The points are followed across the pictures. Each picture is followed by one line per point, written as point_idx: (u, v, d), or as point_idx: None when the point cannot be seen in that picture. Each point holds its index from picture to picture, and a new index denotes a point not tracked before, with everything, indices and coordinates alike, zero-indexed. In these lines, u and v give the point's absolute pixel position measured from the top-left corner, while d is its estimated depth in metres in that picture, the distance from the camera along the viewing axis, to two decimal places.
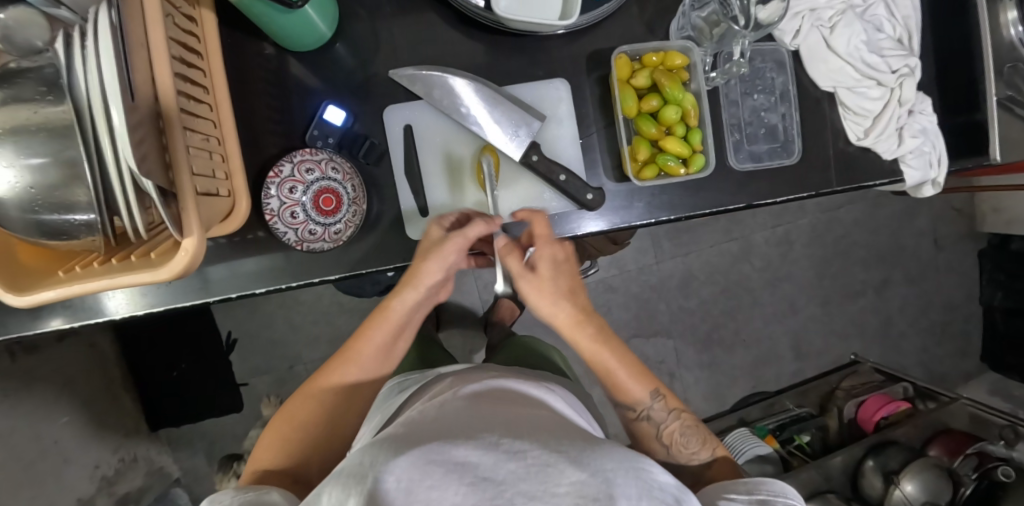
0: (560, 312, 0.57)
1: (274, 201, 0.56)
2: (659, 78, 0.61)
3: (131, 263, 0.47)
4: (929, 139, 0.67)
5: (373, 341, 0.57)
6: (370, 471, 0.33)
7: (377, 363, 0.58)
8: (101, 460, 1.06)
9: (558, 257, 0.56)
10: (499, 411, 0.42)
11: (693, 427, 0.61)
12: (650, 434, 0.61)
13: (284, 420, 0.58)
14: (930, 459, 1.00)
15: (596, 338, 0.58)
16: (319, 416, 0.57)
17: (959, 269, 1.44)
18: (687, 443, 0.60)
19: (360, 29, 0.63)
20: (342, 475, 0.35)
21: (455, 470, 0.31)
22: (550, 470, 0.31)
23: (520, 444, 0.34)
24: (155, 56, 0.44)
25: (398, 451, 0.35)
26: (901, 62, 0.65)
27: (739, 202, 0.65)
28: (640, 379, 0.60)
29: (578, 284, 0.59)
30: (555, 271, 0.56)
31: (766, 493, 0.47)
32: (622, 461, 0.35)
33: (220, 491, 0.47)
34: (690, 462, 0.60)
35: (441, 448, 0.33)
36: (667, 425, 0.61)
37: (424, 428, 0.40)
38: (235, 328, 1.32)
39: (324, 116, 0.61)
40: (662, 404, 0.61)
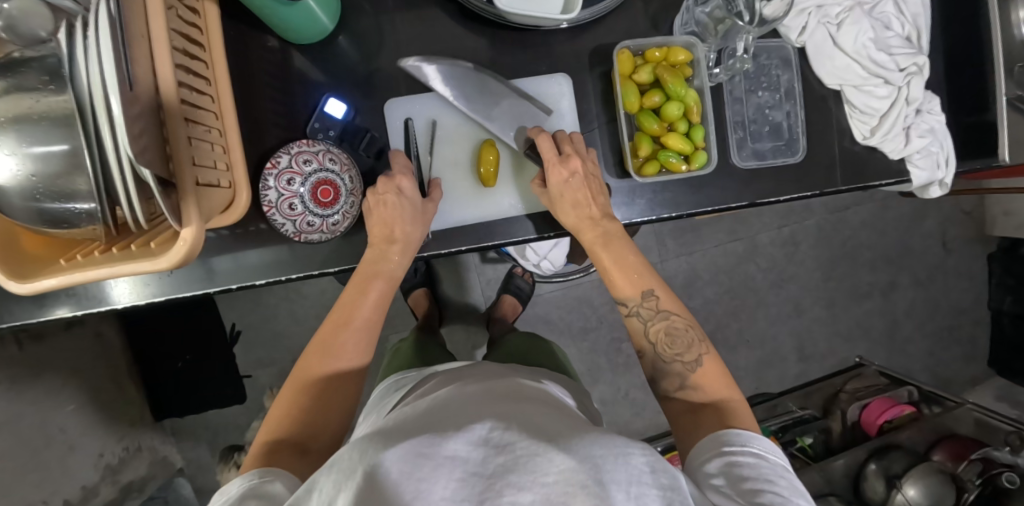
0: (569, 220, 0.59)
1: (273, 193, 0.56)
2: (662, 73, 0.60)
3: (132, 252, 0.47)
4: (937, 139, 0.66)
5: (361, 299, 0.59)
6: (360, 460, 0.34)
7: (372, 324, 0.59)
8: (106, 448, 1.07)
9: (564, 178, 0.57)
10: (494, 403, 0.42)
11: (684, 329, 0.57)
12: (637, 331, 0.59)
13: (286, 395, 0.56)
14: (934, 465, 0.98)
15: (601, 241, 0.59)
16: (322, 383, 0.55)
17: (968, 273, 1.42)
18: (673, 344, 0.57)
19: (363, 23, 0.63)
20: (336, 463, 0.36)
21: (444, 464, 0.32)
22: (537, 460, 0.31)
23: (508, 436, 0.34)
24: (155, 47, 0.44)
25: (389, 442, 0.35)
26: (909, 61, 0.64)
27: (742, 200, 0.64)
28: (636, 276, 0.59)
29: (591, 193, 0.59)
30: (563, 189, 0.58)
31: (758, 448, 0.46)
32: (612, 447, 0.34)
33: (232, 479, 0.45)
34: (675, 365, 0.56)
35: (431, 440, 0.34)
36: (655, 322, 0.58)
37: (415, 421, 0.40)
38: (239, 321, 1.33)
39: (325, 109, 0.60)
40: (654, 303, 0.58)
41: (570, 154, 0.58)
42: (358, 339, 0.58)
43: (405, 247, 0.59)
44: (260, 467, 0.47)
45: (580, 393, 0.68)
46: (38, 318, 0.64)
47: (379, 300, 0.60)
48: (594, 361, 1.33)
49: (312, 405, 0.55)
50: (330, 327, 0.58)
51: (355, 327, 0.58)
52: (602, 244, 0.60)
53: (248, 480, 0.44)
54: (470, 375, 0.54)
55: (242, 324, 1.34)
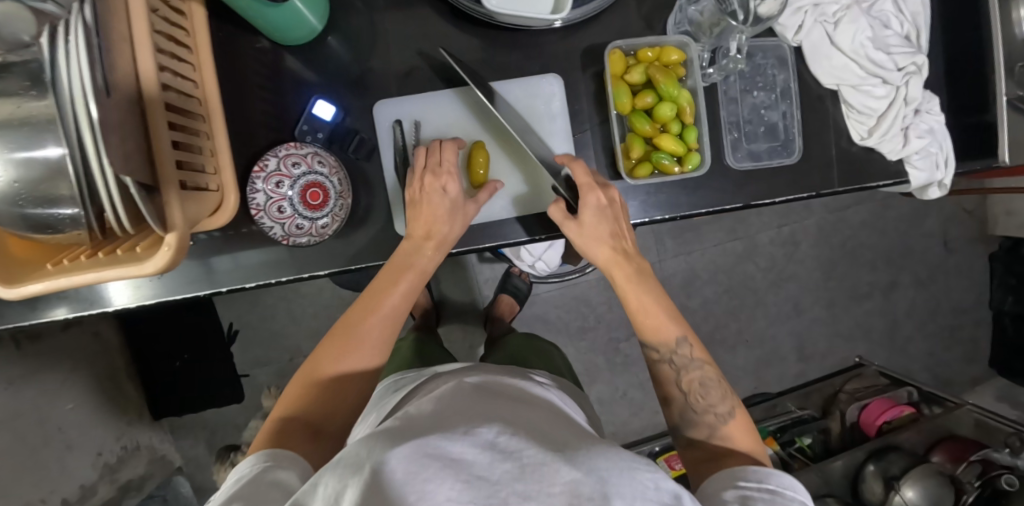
0: (600, 253, 0.57)
1: (261, 196, 0.55)
2: (654, 73, 0.59)
3: (117, 257, 0.47)
4: (936, 140, 0.65)
5: (393, 289, 0.56)
6: (367, 459, 0.32)
7: (398, 314, 0.57)
8: (104, 447, 1.07)
9: (602, 203, 0.57)
10: (498, 406, 0.41)
11: (716, 381, 0.54)
12: (668, 378, 0.55)
13: (302, 373, 0.54)
14: (931, 467, 0.98)
15: (635, 278, 0.56)
16: (340, 367, 0.53)
17: (969, 273, 1.41)
18: (706, 394, 0.54)
19: (353, 23, 0.62)
20: (340, 461, 0.34)
21: (450, 466, 0.30)
22: (546, 469, 0.31)
23: (515, 443, 0.33)
24: (137, 48, 0.43)
25: (395, 442, 0.33)
26: (908, 60, 0.63)
27: (736, 202, 0.64)
28: (672, 319, 0.55)
29: (624, 227, 0.59)
30: (599, 216, 0.57)
31: (777, 484, 0.43)
32: (617, 460, 0.34)
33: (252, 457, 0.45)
34: (706, 416, 0.53)
35: (438, 441, 0.32)
36: (689, 371, 0.55)
37: (420, 419, 0.39)
38: (236, 320, 1.33)
39: (313, 111, 0.60)
40: (689, 350, 0.55)
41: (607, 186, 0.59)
42: (382, 329, 0.55)
43: (439, 243, 0.58)
44: (270, 448, 0.46)
45: (579, 397, 0.67)
46: (29, 320, 0.64)
47: (408, 292, 0.57)
48: (591, 361, 1.33)
49: (327, 387, 0.53)
50: (358, 312, 0.56)
51: (381, 316, 0.56)
52: (636, 281, 0.57)
53: (257, 463, 0.44)
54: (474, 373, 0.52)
55: (240, 323, 1.34)
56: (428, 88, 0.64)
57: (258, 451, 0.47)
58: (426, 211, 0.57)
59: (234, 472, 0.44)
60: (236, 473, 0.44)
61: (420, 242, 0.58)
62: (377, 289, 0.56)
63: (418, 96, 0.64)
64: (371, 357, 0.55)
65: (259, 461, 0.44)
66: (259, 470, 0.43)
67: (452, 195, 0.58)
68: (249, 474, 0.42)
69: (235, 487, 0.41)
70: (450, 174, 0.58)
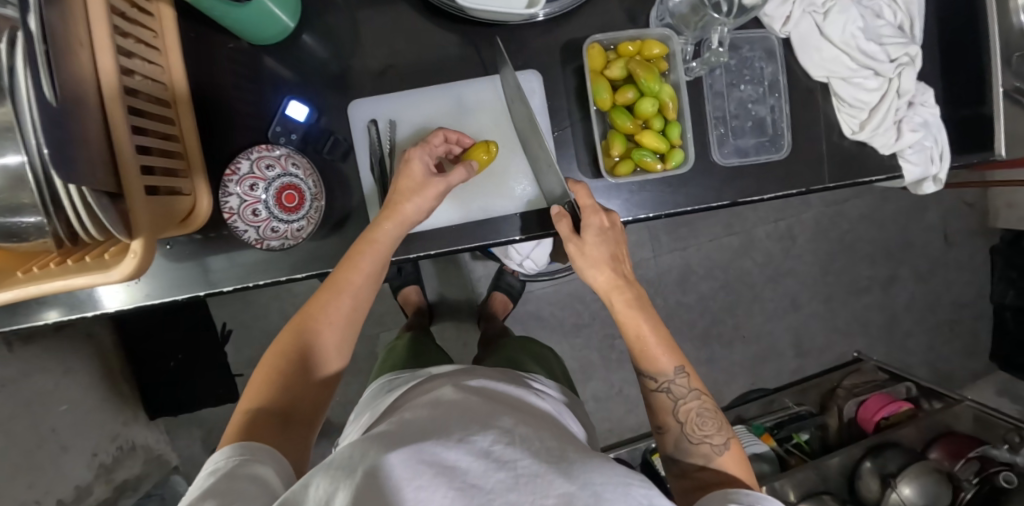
0: (601, 276, 0.56)
1: (234, 199, 0.54)
2: (634, 68, 0.57)
3: (86, 263, 0.46)
4: (930, 133, 0.63)
5: (358, 267, 0.54)
6: (361, 462, 0.30)
7: (360, 293, 0.55)
8: (99, 448, 1.06)
9: (604, 226, 0.56)
10: (495, 409, 0.39)
11: (712, 411, 0.53)
12: (665, 408, 0.54)
13: (267, 361, 0.52)
14: (929, 463, 0.97)
15: (634, 304, 0.55)
16: (305, 351, 0.52)
17: (970, 266, 1.38)
18: (702, 425, 0.52)
19: (328, 20, 0.61)
20: (332, 464, 0.32)
21: (444, 473, 0.29)
22: (536, 482, 0.28)
23: (511, 453, 0.31)
24: (98, 50, 0.42)
25: (392, 445, 0.32)
26: (901, 51, 0.61)
27: (723, 200, 0.62)
28: (669, 349, 0.54)
29: (622, 251, 0.58)
30: (601, 238, 0.56)
31: None
32: (612, 475, 0.31)
33: (221, 451, 0.42)
34: (700, 446, 0.52)
35: (434, 447, 0.31)
36: (685, 401, 0.53)
37: (416, 419, 0.38)
38: (230, 320, 1.33)
39: (285, 112, 0.59)
40: (686, 380, 0.54)
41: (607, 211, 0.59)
42: (344, 307, 0.55)
43: (402, 217, 0.55)
44: (240, 441, 0.44)
45: (574, 401, 0.65)
46: (15, 324, 0.63)
47: (371, 271, 0.56)
48: (587, 357, 1.32)
49: (292, 372, 0.51)
50: (318, 295, 0.55)
51: (342, 296, 0.54)
52: (637, 306, 0.55)
53: (232, 457, 0.41)
54: (468, 377, 0.50)
55: (233, 323, 1.34)
56: (407, 86, 0.63)
57: (229, 443, 0.44)
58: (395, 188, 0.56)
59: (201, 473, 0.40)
60: (208, 467, 0.41)
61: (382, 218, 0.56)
62: (341, 267, 0.55)
63: (396, 95, 0.63)
64: (333, 338, 0.54)
65: (234, 455, 0.41)
66: (234, 465, 0.40)
67: (418, 172, 0.56)
68: (224, 468, 0.40)
69: (211, 479, 0.39)
70: (423, 151, 0.57)
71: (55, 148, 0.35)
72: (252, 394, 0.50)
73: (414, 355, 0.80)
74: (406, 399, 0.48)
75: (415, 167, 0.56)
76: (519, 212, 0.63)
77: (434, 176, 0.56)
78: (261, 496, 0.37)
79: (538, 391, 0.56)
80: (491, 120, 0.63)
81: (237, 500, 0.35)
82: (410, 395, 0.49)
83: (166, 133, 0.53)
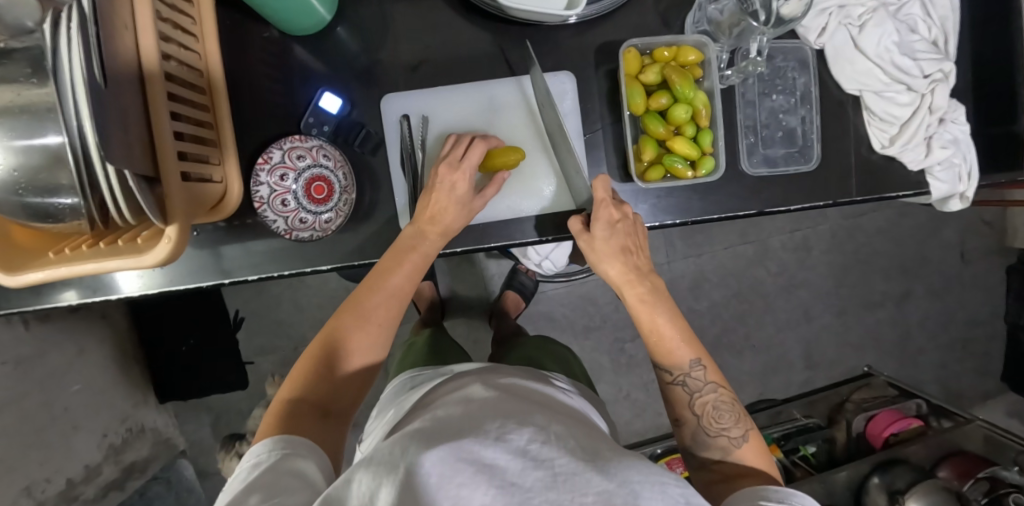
0: (613, 270, 0.55)
1: (265, 188, 0.55)
2: (670, 74, 0.58)
3: (118, 247, 0.46)
4: (960, 150, 0.62)
5: (399, 267, 0.55)
6: (402, 458, 0.31)
7: (403, 294, 0.56)
8: (109, 428, 1.07)
9: (614, 219, 0.55)
10: (526, 407, 0.39)
11: (730, 404, 0.53)
12: (681, 401, 0.54)
13: (306, 355, 0.53)
14: (938, 482, 0.96)
15: (649, 299, 0.55)
16: (345, 348, 0.53)
17: (985, 285, 1.37)
18: (719, 417, 0.52)
19: (363, 12, 0.61)
20: (373, 459, 0.33)
21: (482, 470, 0.29)
22: (574, 480, 0.28)
23: (548, 451, 0.31)
24: (141, 35, 0.43)
25: (430, 442, 0.32)
26: (935, 67, 0.61)
27: (750, 209, 0.62)
28: (686, 341, 0.54)
29: (635, 243, 0.56)
30: (610, 233, 0.55)
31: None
32: (648, 472, 0.31)
33: (263, 444, 0.43)
34: (718, 439, 0.51)
35: (471, 444, 0.31)
36: (701, 394, 0.53)
37: (449, 417, 0.38)
38: (242, 307, 1.34)
39: (319, 104, 0.59)
40: (703, 373, 0.53)
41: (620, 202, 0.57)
42: (386, 306, 0.55)
43: (443, 228, 0.57)
44: (279, 435, 0.45)
45: (594, 401, 0.65)
46: (40, 304, 0.64)
47: (412, 273, 0.56)
48: (596, 360, 1.32)
49: (331, 365, 0.52)
50: (360, 292, 0.55)
51: (383, 295, 0.55)
52: (650, 302, 0.55)
53: (275, 451, 0.42)
54: (497, 375, 0.50)
55: (246, 311, 1.35)
56: (438, 82, 0.63)
57: (267, 437, 0.45)
58: (439, 204, 0.56)
59: (245, 460, 0.42)
60: (250, 459, 0.42)
61: (423, 226, 0.57)
62: (382, 267, 0.55)
63: (427, 91, 0.63)
64: (374, 337, 0.55)
65: (276, 448, 0.42)
66: (278, 459, 0.41)
67: (462, 192, 0.56)
68: (267, 462, 0.41)
69: (254, 473, 0.40)
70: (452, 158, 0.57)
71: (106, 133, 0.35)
72: (292, 383, 0.51)
73: (431, 351, 0.80)
74: (435, 395, 0.48)
75: (460, 188, 0.56)
76: (540, 217, 0.64)
77: (474, 196, 0.58)
78: (305, 489, 0.37)
79: (563, 389, 0.56)
80: (518, 120, 0.63)
81: (281, 494, 0.36)
82: (438, 392, 0.49)
83: (200, 119, 0.53)
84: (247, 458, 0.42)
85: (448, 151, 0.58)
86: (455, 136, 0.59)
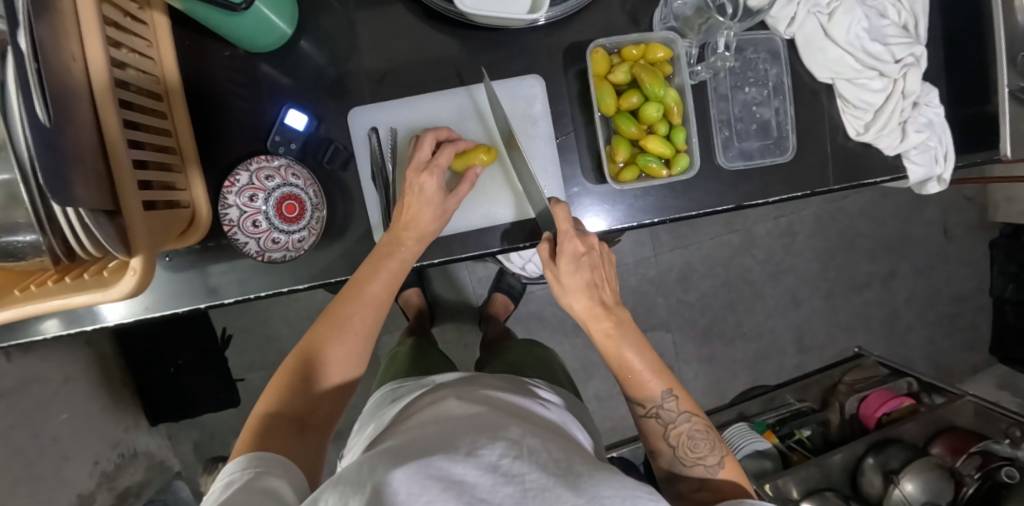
0: (578, 304, 0.54)
1: (234, 210, 0.54)
2: (639, 73, 0.57)
3: (85, 281, 0.45)
4: (935, 133, 0.62)
5: (377, 274, 0.54)
6: (370, 477, 0.30)
7: (381, 303, 0.55)
8: (101, 455, 1.06)
9: (580, 252, 0.53)
10: (502, 420, 0.39)
11: (704, 431, 0.53)
12: (656, 433, 0.53)
13: (285, 366, 0.52)
14: (932, 459, 0.97)
15: (616, 333, 0.53)
16: (322, 359, 0.52)
17: (969, 260, 1.39)
18: (694, 447, 0.52)
19: (326, 24, 0.60)
20: (340, 479, 0.32)
21: (452, 488, 0.28)
22: (545, 495, 0.28)
23: (519, 467, 0.31)
24: (91, 64, 0.41)
25: (399, 460, 0.31)
26: (906, 51, 0.61)
27: (727, 203, 0.62)
28: (656, 373, 0.53)
29: (602, 275, 0.55)
30: (576, 267, 0.53)
31: None
32: (620, 488, 0.30)
33: (237, 460, 0.42)
34: (695, 468, 0.52)
35: (442, 461, 0.31)
36: (676, 425, 0.53)
37: (422, 434, 0.37)
38: (229, 324, 1.33)
39: (285, 121, 0.58)
40: (675, 404, 0.53)
41: (585, 234, 0.55)
42: (363, 316, 0.54)
43: (420, 233, 0.56)
44: (252, 451, 0.43)
45: (578, 408, 0.65)
46: (16, 340, 0.63)
47: (390, 280, 0.55)
48: (589, 356, 1.32)
49: (308, 380, 0.51)
50: (337, 303, 0.54)
51: (361, 304, 0.54)
52: (620, 335, 0.53)
53: (247, 469, 0.40)
54: (474, 387, 0.49)
55: (233, 328, 1.33)
56: (407, 91, 0.62)
57: (242, 453, 0.44)
58: (410, 210, 0.55)
59: (222, 476, 0.41)
60: (223, 478, 0.41)
61: (399, 233, 0.56)
62: (359, 275, 0.55)
63: (393, 103, 0.62)
64: (352, 347, 0.54)
65: (249, 466, 0.41)
66: (250, 477, 0.39)
67: (432, 193, 0.55)
68: (239, 481, 0.39)
69: (228, 491, 0.38)
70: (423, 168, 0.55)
71: (58, 171, 0.33)
72: (269, 396, 0.50)
73: (417, 361, 0.79)
74: (413, 410, 0.48)
75: (428, 190, 0.55)
76: (514, 225, 0.63)
77: (446, 196, 0.56)
78: None
79: (544, 401, 0.55)
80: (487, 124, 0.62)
81: None
82: (414, 407, 0.48)
83: (164, 145, 0.53)
84: (224, 475, 0.41)
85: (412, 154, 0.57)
86: (416, 138, 0.59)
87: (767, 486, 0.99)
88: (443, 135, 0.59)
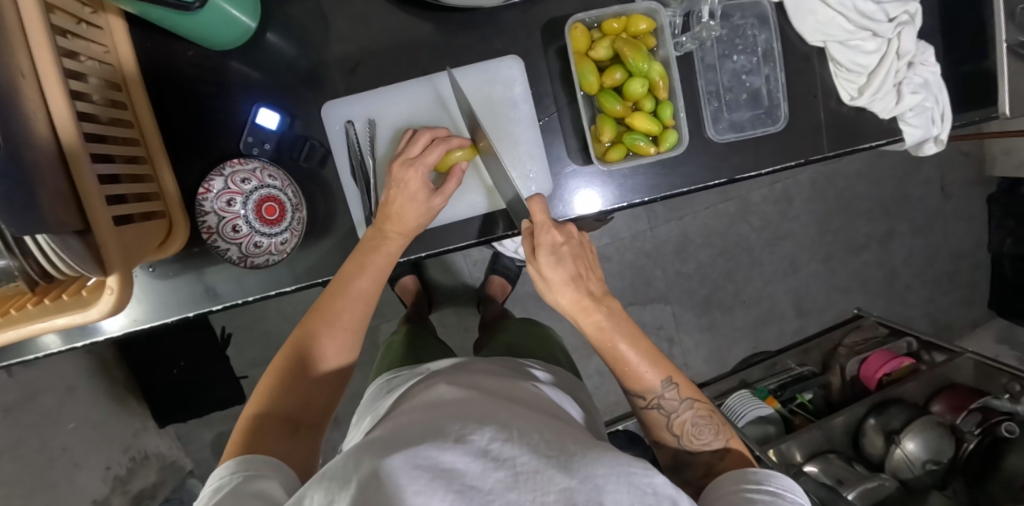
0: (564, 299, 0.51)
1: (212, 217, 0.52)
2: (620, 47, 0.55)
3: (64, 301, 0.44)
4: (931, 93, 0.60)
5: (364, 271, 0.55)
6: (356, 470, 0.29)
7: (369, 297, 0.56)
8: (112, 461, 1.07)
9: (558, 243, 0.51)
10: (494, 405, 0.38)
11: (707, 417, 0.53)
12: (659, 423, 0.53)
13: (274, 367, 0.52)
14: (932, 418, 0.97)
15: (608, 326, 0.51)
16: (315, 354, 0.52)
17: (968, 215, 1.38)
18: (698, 434, 0.52)
19: (291, 14, 0.57)
20: (329, 474, 0.31)
21: (442, 478, 0.27)
22: (537, 479, 0.28)
23: (510, 450, 0.30)
24: (44, 78, 0.38)
25: (388, 450, 0.31)
26: (899, 9, 0.59)
27: (720, 178, 0.61)
28: (652, 364, 0.52)
29: (586, 266, 0.52)
30: (557, 259, 0.50)
31: (776, 486, 0.41)
32: (612, 464, 0.30)
33: (226, 463, 0.42)
34: (701, 455, 0.52)
35: (430, 449, 0.30)
36: (679, 414, 0.53)
37: (410, 421, 0.36)
38: (229, 323, 1.28)
39: (257, 121, 0.56)
40: (676, 393, 0.53)
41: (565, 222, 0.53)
42: (352, 311, 0.55)
43: (405, 227, 0.56)
44: (244, 455, 0.43)
45: (576, 389, 0.64)
46: (14, 359, 0.62)
47: (377, 274, 0.56)
48: None
49: (299, 378, 0.51)
50: (325, 298, 0.54)
51: (349, 301, 0.54)
52: (609, 328, 0.51)
53: (237, 473, 0.40)
54: (466, 373, 0.49)
55: (233, 326, 1.29)
56: (380, 80, 0.60)
57: (233, 457, 0.43)
58: (397, 202, 0.55)
59: (215, 479, 0.40)
60: (213, 483, 0.40)
61: (384, 226, 0.56)
62: (345, 274, 0.55)
63: (371, 94, 0.59)
64: (341, 341, 0.54)
65: (239, 470, 0.40)
66: (241, 481, 0.39)
67: (416, 189, 0.54)
68: (229, 485, 0.38)
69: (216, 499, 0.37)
70: (410, 163, 0.55)
71: (19, 190, 0.32)
72: (259, 399, 0.50)
73: (414, 349, 0.79)
74: (404, 399, 0.47)
75: (412, 185, 0.54)
76: (489, 214, 0.63)
77: (433, 191, 0.56)
78: None
79: (538, 383, 0.55)
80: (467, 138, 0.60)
81: None
82: (407, 396, 0.48)
83: (133, 154, 0.51)
84: (217, 477, 0.40)
85: (404, 149, 0.57)
86: (410, 133, 0.58)
87: (771, 452, 1.00)
88: (441, 134, 0.57)
